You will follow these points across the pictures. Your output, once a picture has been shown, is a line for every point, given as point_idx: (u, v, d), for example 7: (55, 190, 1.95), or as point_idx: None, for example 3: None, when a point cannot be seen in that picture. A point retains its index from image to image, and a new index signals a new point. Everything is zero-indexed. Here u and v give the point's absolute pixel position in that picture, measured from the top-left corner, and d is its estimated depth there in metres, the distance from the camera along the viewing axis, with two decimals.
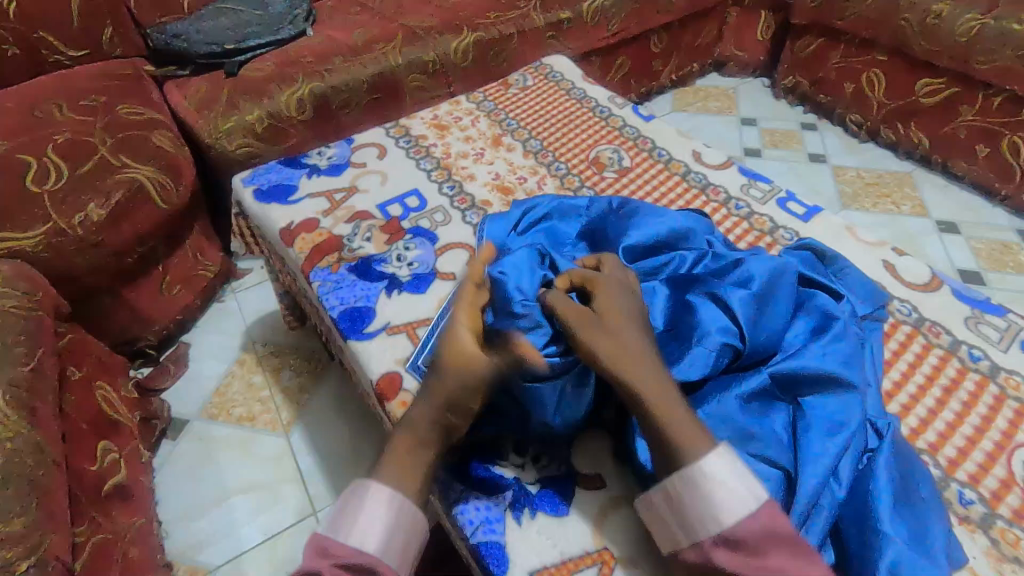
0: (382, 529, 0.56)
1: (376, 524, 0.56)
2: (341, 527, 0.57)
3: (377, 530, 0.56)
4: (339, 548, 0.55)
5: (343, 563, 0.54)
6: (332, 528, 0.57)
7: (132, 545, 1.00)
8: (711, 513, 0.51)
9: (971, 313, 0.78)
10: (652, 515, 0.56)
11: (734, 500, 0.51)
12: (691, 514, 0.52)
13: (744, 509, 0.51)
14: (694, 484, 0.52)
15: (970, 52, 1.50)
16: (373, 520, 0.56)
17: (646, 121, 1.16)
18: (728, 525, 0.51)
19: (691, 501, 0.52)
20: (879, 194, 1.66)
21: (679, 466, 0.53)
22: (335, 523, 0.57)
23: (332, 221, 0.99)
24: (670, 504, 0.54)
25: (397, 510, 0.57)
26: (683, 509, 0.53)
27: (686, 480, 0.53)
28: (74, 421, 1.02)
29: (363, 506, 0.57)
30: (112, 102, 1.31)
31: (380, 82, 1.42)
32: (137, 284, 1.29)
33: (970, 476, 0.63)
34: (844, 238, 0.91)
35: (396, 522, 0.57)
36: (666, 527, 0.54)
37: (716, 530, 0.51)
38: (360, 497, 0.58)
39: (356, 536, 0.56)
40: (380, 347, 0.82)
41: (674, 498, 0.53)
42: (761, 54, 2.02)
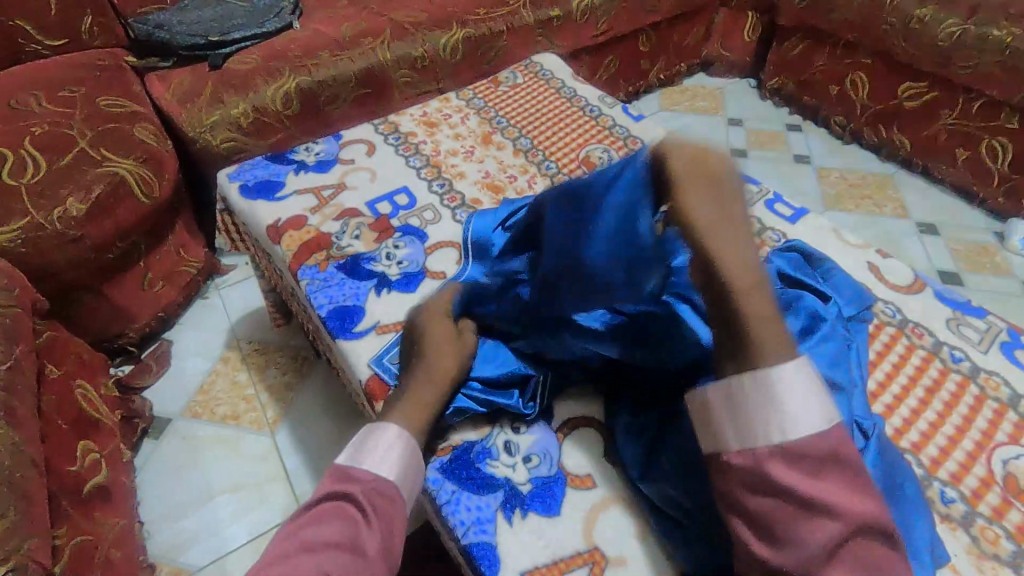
0: (399, 459, 0.60)
1: (392, 455, 0.60)
2: (359, 456, 0.60)
3: (391, 460, 0.60)
4: (360, 473, 0.59)
5: (365, 486, 0.57)
6: (350, 457, 0.60)
7: (114, 546, 0.98)
8: (776, 420, 0.50)
9: (952, 314, 0.80)
10: (707, 415, 0.55)
11: (803, 414, 0.50)
12: (753, 418, 0.51)
13: (810, 427, 0.50)
14: (766, 389, 0.51)
15: (951, 57, 1.52)
16: (390, 450, 0.61)
17: (636, 121, 1.17)
18: (792, 437, 0.50)
19: (757, 408, 0.51)
20: (862, 195, 1.69)
21: (754, 367, 0.52)
22: (351, 454, 0.60)
23: (320, 218, 0.98)
24: (733, 403, 0.53)
25: (409, 446, 0.62)
26: (745, 410, 0.52)
27: (759, 383, 0.51)
28: (53, 421, 1.00)
29: (377, 441, 0.61)
30: (92, 94, 1.28)
31: (368, 77, 1.41)
32: (119, 280, 1.26)
33: (951, 475, 0.65)
34: (830, 239, 0.92)
35: (407, 455, 0.61)
36: (721, 428, 0.53)
37: (776, 440, 0.50)
38: (376, 432, 0.62)
39: (373, 464, 0.59)
40: (369, 346, 0.81)
41: (739, 399, 0.52)
42: (747, 56, 2.04)
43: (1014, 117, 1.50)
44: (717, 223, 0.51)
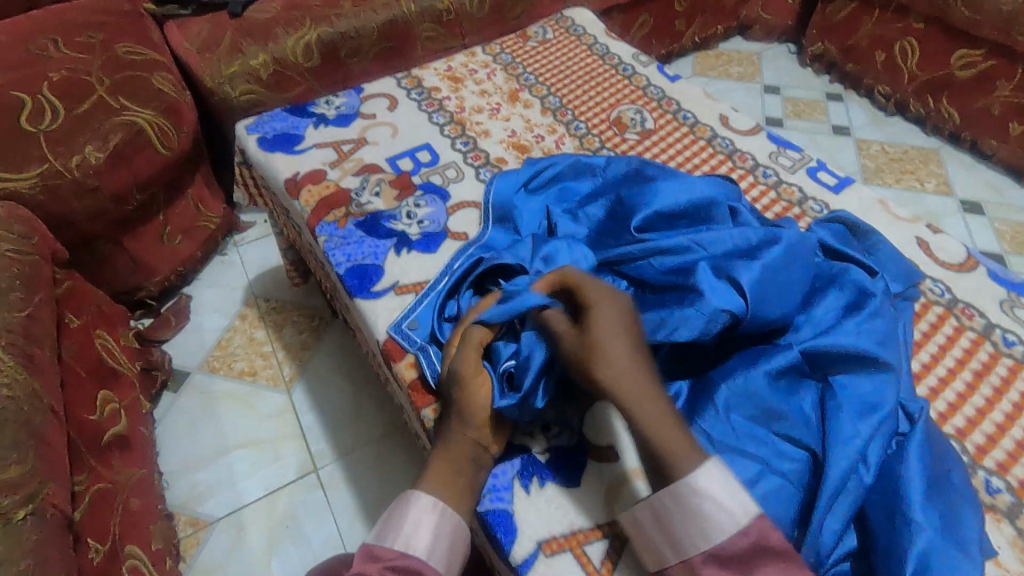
0: (433, 534, 0.54)
1: (423, 530, 0.54)
2: (388, 532, 0.55)
3: (425, 534, 0.54)
4: (383, 551, 0.53)
5: (387, 565, 0.52)
6: (377, 534, 0.55)
7: (134, 495, 1.00)
8: (700, 528, 0.50)
9: (1006, 296, 0.75)
10: (641, 531, 0.54)
11: (722, 515, 0.49)
12: (680, 532, 0.51)
13: (731, 526, 0.49)
14: (683, 502, 0.51)
15: (1012, 23, 1.43)
16: (420, 526, 0.55)
17: (672, 82, 1.10)
18: (716, 541, 0.49)
19: (681, 519, 0.51)
20: (903, 170, 1.60)
21: (666, 483, 0.52)
22: (381, 531, 0.55)
23: (339, 173, 0.95)
24: (660, 520, 0.52)
25: (443, 517, 0.56)
26: (671, 526, 0.51)
27: (674, 497, 0.51)
28: (73, 370, 1.00)
29: (408, 513, 0.55)
30: (109, 39, 1.24)
31: (391, 30, 1.35)
32: (137, 234, 1.25)
33: (998, 464, 0.61)
34: (877, 212, 0.86)
35: (440, 528, 0.55)
36: (656, 545, 0.53)
37: (703, 547, 0.50)
38: (407, 503, 0.56)
39: (401, 539, 0.54)
40: (388, 306, 0.79)
41: (663, 515, 0.52)
42: (789, 19, 1.93)
43: None
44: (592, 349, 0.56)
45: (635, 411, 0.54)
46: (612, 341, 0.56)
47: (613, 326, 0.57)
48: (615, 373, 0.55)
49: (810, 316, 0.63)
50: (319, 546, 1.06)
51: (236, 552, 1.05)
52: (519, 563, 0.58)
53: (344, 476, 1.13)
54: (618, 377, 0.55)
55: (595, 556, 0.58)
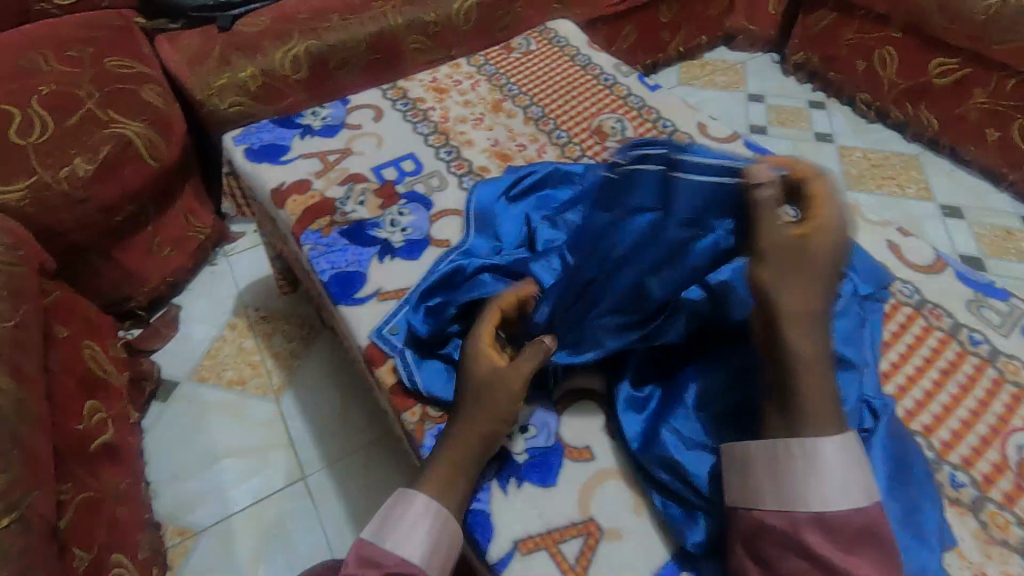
0: (432, 543, 0.55)
1: (422, 540, 0.55)
2: (388, 535, 0.55)
3: (423, 543, 0.55)
4: (383, 557, 0.54)
5: (388, 572, 0.53)
6: (377, 536, 0.56)
7: (120, 504, 1.00)
8: (817, 490, 0.49)
9: (974, 296, 0.77)
10: (744, 469, 0.54)
11: (846, 489, 0.49)
12: (795, 484, 0.50)
13: (848, 502, 0.48)
14: (812, 459, 0.50)
15: (985, 31, 1.46)
16: (419, 535, 0.55)
17: (651, 91, 1.13)
18: (830, 507, 0.48)
19: (799, 472, 0.50)
20: (884, 176, 1.64)
21: (805, 433, 0.50)
22: (380, 533, 0.56)
23: (325, 183, 0.97)
24: (775, 465, 0.51)
25: (438, 517, 0.57)
26: (783, 474, 0.51)
27: (805, 451, 0.50)
28: (60, 379, 1.01)
29: (409, 519, 0.56)
30: (99, 53, 1.25)
31: (378, 43, 1.38)
32: (126, 244, 1.26)
33: (963, 459, 0.62)
34: (849, 216, 0.89)
35: (439, 538, 0.56)
36: (757, 487, 0.52)
37: (813, 508, 0.49)
38: (408, 508, 0.57)
39: (400, 546, 0.55)
40: (370, 313, 0.80)
41: (781, 463, 0.51)
42: (772, 29, 1.97)
43: None
44: (791, 279, 0.53)
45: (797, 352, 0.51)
46: (817, 275, 0.53)
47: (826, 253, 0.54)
48: (797, 309, 0.52)
49: None
50: (306, 553, 1.06)
51: (222, 561, 1.06)
52: (495, 562, 0.59)
53: (332, 484, 1.14)
54: (802, 263, 0.53)
55: (570, 554, 0.59)
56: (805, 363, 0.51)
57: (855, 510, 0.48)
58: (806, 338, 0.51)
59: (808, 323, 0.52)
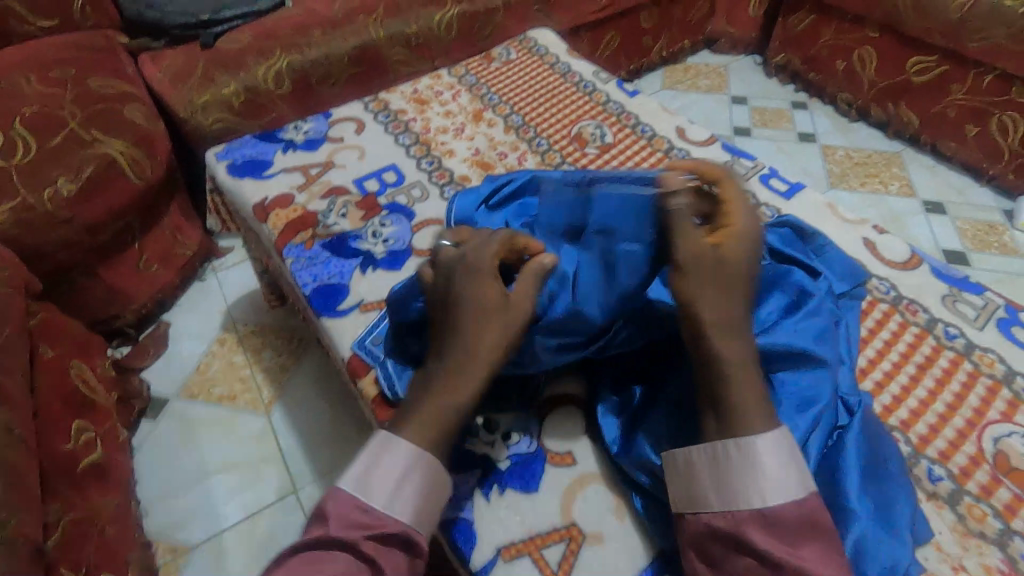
0: (419, 500, 0.54)
1: (409, 496, 0.54)
2: (375, 492, 0.53)
3: (411, 498, 0.54)
4: (371, 515, 0.52)
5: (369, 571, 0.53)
6: (363, 491, 0.53)
7: (110, 523, 1.00)
8: (757, 487, 0.50)
9: (949, 291, 0.78)
10: (688, 472, 0.55)
11: (784, 483, 0.50)
12: (736, 484, 0.51)
13: (788, 495, 0.50)
14: (749, 458, 0.51)
15: (960, 29, 1.48)
16: (405, 491, 0.54)
17: (630, 97, 1.14)
18: (771, 503, 0.50)
19: (738, 471, 0.51)
20: (867, 173, 1.65)
21: (737, 435, 0.51)
22: (366, 488, 0.53)
23: (307, 197, 0.97)
24: (715, 466, 0.52)
25: (432, 479, 0.55)
26: (724, 475, 0.52)
27: (741, 449, 0.51)
28: (46, 400, 1.01)
29: (396, 476, 0.54)
30: (82, 73, 1.26)
31: (360, 56, 1.39)
32: (113, 263, 1.26)
33: (940, 452, 0.63)
34: (826, 215, 0.90)
35: (427, 492, 0.55)
36: (701, 490, 0.53)
37: (756, 505, 0.50)
38: (394, 465, 0.54)
39: (388, 504, 0.53)
40: (353, 324, 0.81)
41: (722, 464, 0.52)
42: (753, 31, 1.99)
43: None
44: (710, 290, 0.55)
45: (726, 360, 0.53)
46: (735, 285, 0.55)
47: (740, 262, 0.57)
48: (719, 319, 0.54)
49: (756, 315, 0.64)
50: None
51: None
52: (478, 569, 0.59)
53: None
54: (716, 272, 0.56)
55: (553, 559, 0.59)
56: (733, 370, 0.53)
57: (795, 503, 0.50)
58: (733, 345, 0.53)
59: (733, 330, 0.54)
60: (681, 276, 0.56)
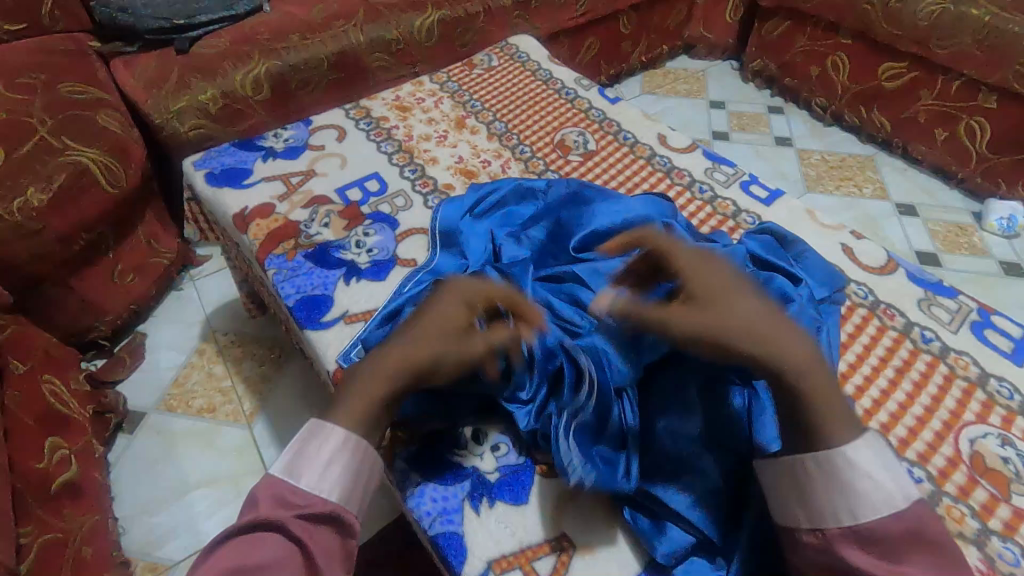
0: (346, 474, 0.53)
1: (335, 471, 0.53)
2: (299, 468, 0.53)
3: (336, 473, 0.53)
4: (296, 493, 0.52)
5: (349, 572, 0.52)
6: (288, 469, 0.53)
7: (86, 543, 0.97)
8: (846, 502, 0.49)
9: (924, 295, 0.80)
10: (772, 487, 0.54)
11: (876, 495, 0.49)
12: (824, 500, 0.50)
13: (883, 509, 0.48)
14: (833, 472, 0.50)
15: (929, 36, 1.52)
16: (332, 466, 0.53)
17: (612, 104, 1.15)
18: (862, 519, 0.48)
19: (824, 487, 0.50)
20: (842, 177, 1.69)
21: (818, 448, 0.51)
22: (292, 466, 0.53)
23: (288, 206, 0.96)
24: (801, 483, 0.52)
25: (356, 452, 0.54)
26: (811, 492, 0.51)
27: (824, 463, 0.50)
28: (17, 417, 0.98)
29: (322, 452, 0.53)
30: (52, 79, 1.23)
31: (340, 61, 1.37)
32: (86, 274, 1.23)
33: (919, 455, 0.65)
34: (805, 221, 0.91)
35: (354, 466, 0.54)
36: (787, 506, 0.52)
37: (848, 523, 0.49)
38: (322, 440, 0.54)
39: (312, 480, 0.52)
40: (337, 336, 0.80)
41: (805, 480, 0.51)
42: (729, 37, 2.02)
43: (992, 97, 1.50)
44: (780, 353, 0.52)
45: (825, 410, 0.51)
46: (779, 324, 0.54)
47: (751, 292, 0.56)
48: (794, 366, 0.52)
49: None
50: None
51: None
52: None
53: None
54: (715, 305, 0.55)
55: (544, 572, 0.59)
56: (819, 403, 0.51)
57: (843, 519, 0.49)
58: (810, 378, 0.52)
59: (772, 349, 0.52)
60: (714, 345, 0.54)
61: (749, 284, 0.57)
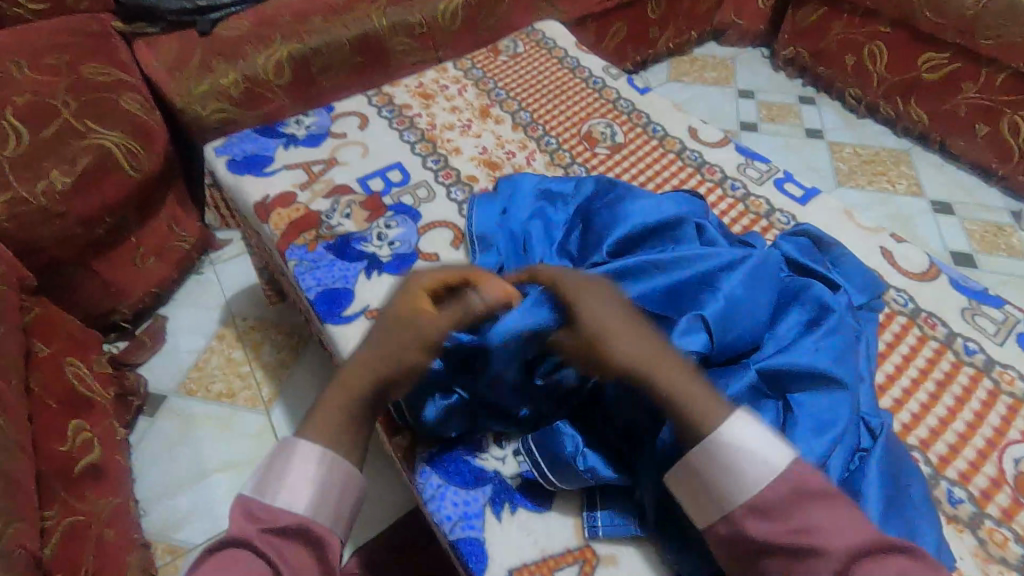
0: (320, 489, 0.51)
1: (307, 487, 0.51)
2: (268, 488, 0.51)
3: (308, 490, 0.51)
4: (266, 512, 0.50)
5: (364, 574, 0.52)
6: (257, 488, 0.51)
7: (108, 526, 0.98)
8: (737, 482, 0.48)
9: (968, 304, 0.77)
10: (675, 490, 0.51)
11: (761, 464, 0.48)
12: (721, 484, 0.48)
13: (766, 474, 0.47)
14: (717, 453, 0.48)
15: (975, 27, 1.45)
16: (303, 482, 0.51)
17: (642, 95, 1.11)
18: (754, 490, 0.47)
19: (715, 473, 0.48)
20: (875, 171, 1.63)
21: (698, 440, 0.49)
22: (261, 486, 0.51)
23: (310, 196, 0.95)
24: (695, 478, 0.50)
25: (328, 467, 0.52)
26: (705, 482, 0.49)
27: (707, 450, 0.49)
28: (41, 400, 0.99)
29: (291, 468, 0.51)
30: (74, 61, 1.22)
31: (363, 45, 1.35)
32: (109, 258, 1.23)
33: (960, 474, 0.62)
34: (842, 222, 0.88)
35: (327, 480, 0.52)
36: (695, 503, 0.50)
37: (743, 500, 0.47)
38: (290, 456, 0.52)
39: (283, 498, 0.50)
40: (358, 331, 0.79)
41: (697, 472, 0.49)
42: (761, 24, 1.95)
43: None
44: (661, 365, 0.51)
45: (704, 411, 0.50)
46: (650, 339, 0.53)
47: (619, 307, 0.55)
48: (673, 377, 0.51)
49: (774, 334, 0.64)
50: None
51: None
52: None
53: None
54: (595, 329, 0.54)
55: None
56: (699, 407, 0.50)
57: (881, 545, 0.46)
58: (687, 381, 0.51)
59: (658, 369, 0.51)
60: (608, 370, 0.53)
61: (625, 302, 0.57)
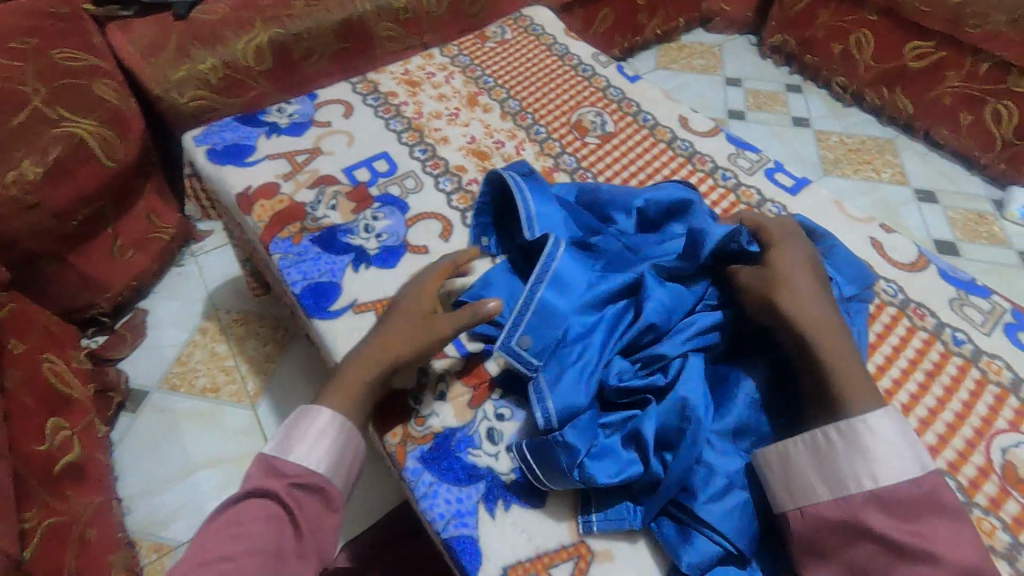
0: (333, 451, 0.59)
1: (323, 448, 0.59)
2: (290, 446, 0.58)
3: (323, 451, 0.59)
4: (287, 467, 0.57)
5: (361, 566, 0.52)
6: (279, 446, 0.59)
7: (91, 525, 0.96)
8: (867, 468, 0.52)
9: (956, 294, 0.77)
10: (790, 465, 0.56)
11: (896, 462, 0.52)
12: (845, 468, 0.53)
13: (902, 473, 0.51)
14: (853, 439, 0.53)
15: (961, 14, 1.47)
16: (320, 443, 0.59)
17: (632, 83, 1.09)
18: (883, 482, 0.51)
19: (846, 456, 0.53)
20: (860, 160, 1.64)
21: (839, 418, 0.55)
22: (283, 444, 0.59)
23: (294, 186, 0.92)
24: (819, 455, 0.55)
25: (342, 432, 0.60)
26: (832, 463, 0.54)
27: (844, 433, 0.54)
28: (19, 398, 0.96)
29: (311, 431, 0.59)
30: (43, 45, 1.17)
31: (346, 31, 1.31)
32: (86, 250, 1.19)
33: (949, 464, 0.63)
34: (832, 212, 0.87)
35: (341, 444, 0.60)
36: (809, 481, 0.55)
37: (868, 486, 0.52)
38: (310, 420, 0.60)
39: (303, 456, 0.58)
40: (347, 326, 0.77)
41: (825, 450, 0.55)
42: (748, 11, 1.95)
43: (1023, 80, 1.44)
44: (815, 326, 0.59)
45: (848, 377, 0.56)
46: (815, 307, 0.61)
47: (799, 276, 0.63)
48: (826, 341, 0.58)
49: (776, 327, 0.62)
50: None
51: None
52: None
53: None
54: (766, 285, 0.63)
55: None
56: (845, 372, 0.57)
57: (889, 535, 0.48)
58: (839, 348, 0.58)
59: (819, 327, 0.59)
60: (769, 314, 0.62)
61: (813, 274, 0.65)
